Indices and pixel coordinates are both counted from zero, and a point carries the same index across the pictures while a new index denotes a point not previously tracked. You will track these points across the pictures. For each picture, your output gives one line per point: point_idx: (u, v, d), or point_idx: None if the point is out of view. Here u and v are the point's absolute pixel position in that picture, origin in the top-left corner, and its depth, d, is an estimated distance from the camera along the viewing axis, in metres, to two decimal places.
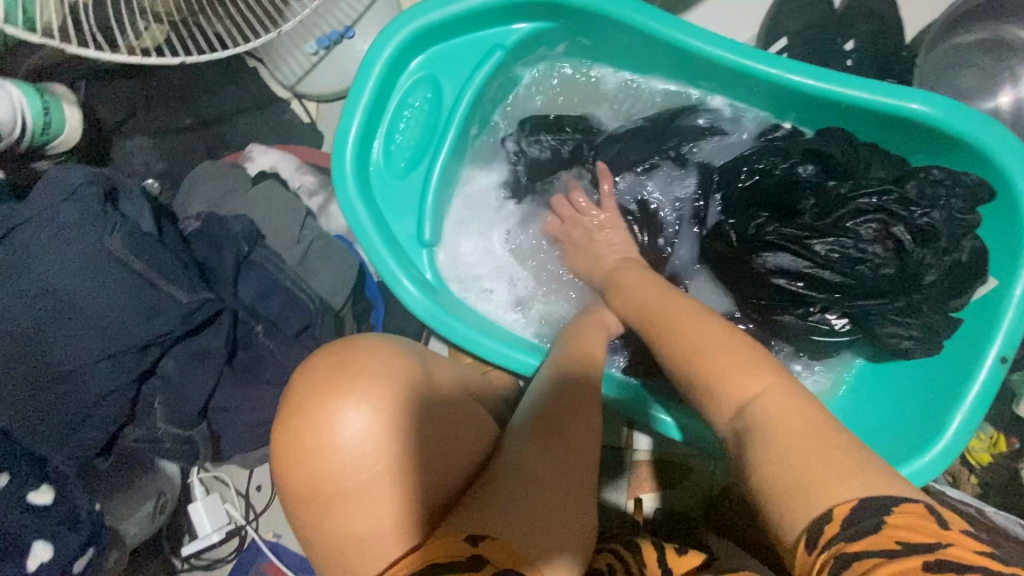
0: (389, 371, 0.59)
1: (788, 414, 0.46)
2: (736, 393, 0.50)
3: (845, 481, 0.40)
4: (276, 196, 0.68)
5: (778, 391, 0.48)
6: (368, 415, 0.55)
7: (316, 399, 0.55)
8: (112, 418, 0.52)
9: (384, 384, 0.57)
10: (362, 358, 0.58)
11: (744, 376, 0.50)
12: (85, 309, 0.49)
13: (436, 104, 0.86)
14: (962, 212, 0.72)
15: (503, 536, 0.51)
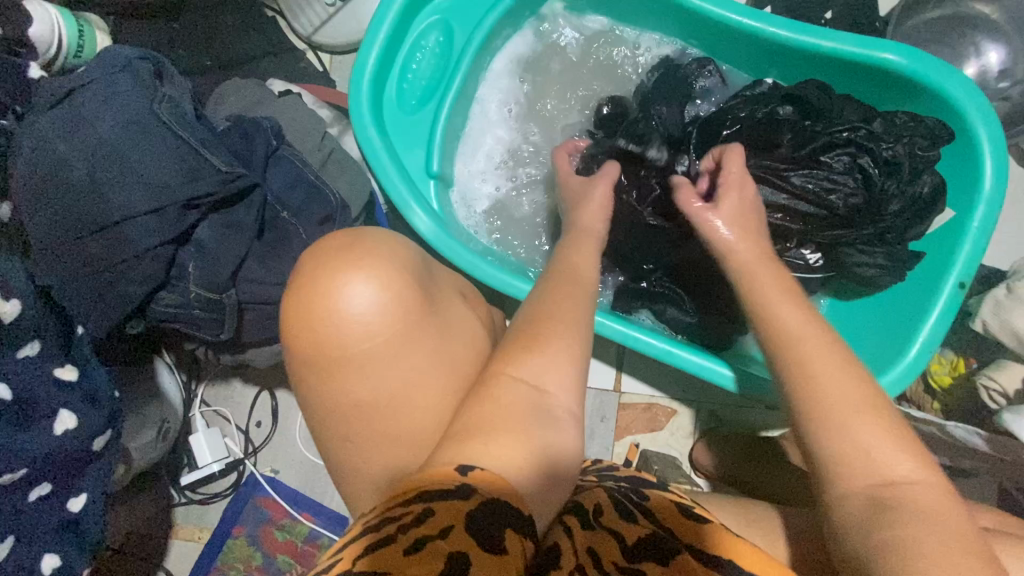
0: (397, 259, 0.57)
1: (925, 517, 0.46)
2: (883, 466, 0.50)
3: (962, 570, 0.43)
4: (301, 109, 0.74)
5: (929, 488, 0.49)
6: (377, 296, 0.55)
7: (326, 280, 0.54)
8: (149, 276, 0.56)
9: (396, 267, 0.57)
10: (370, 245, 0.57)
11: (901, 461, 0.50)
12: (136, 167, 0.54)
13: (447, 47, 0.92)
14: (924, 149, 0.79)
15: (493, 469, 0.50)
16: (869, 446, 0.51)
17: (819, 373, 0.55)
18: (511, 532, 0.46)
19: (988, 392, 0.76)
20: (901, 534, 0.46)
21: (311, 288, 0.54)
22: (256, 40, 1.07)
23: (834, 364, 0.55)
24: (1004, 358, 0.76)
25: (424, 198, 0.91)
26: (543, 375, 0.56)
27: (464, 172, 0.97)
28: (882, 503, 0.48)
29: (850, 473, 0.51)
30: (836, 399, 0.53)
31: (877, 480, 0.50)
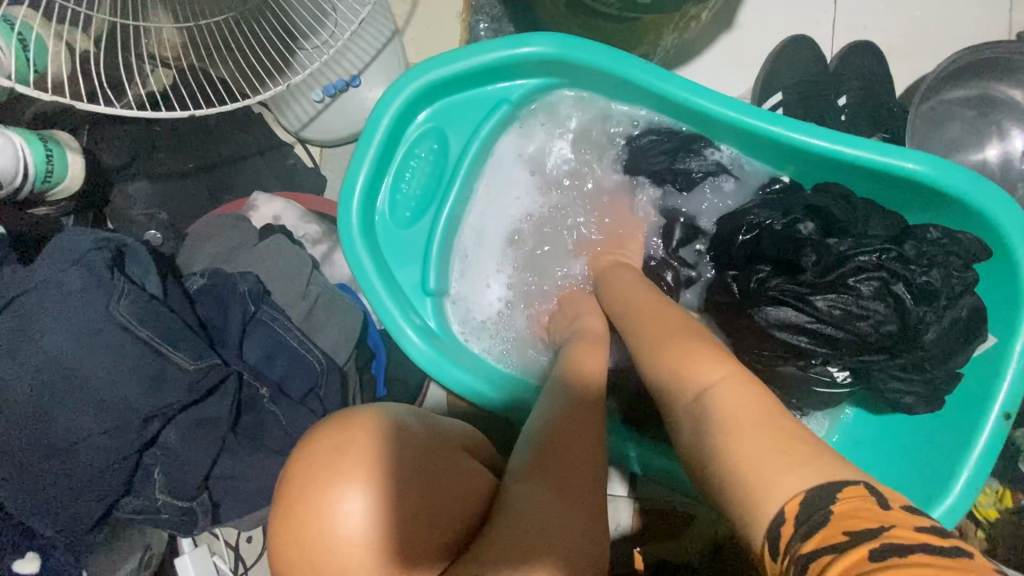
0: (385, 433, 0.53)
1: (740, 415, 0.49)
2: (700, 392, 0.53)
3: (787, 466, 0.44)
4: (284, 253, 0.68)
5: (737, 388, 0.52)
6: (375, 486, 0.50)
7: (320, 484, 0.48)
8: (109, 492, 0.50)
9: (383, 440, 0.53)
10: (360, 417, 0.53)
11: (705, 374, 0.54)
12: (90, 380, 0.48)
13: (442, 155, 0.87)
14: (960, 270, 0.73)
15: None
16: (688, 371, 0.56)
17: (651, 340, 0.63)
18: None
19: None
20: (733, 462, 0.47)
21: (305, 500, 0.49)
22: (239, 138, 1.02)
23: (674, 334, 0.62)
24: None
25: (420, 317, 0.85)
26: (562, 480, 0.57)
27: (462, 280, 0.92)
28: (700, 424, 0.52)
29: (675, 397, 0.56)
30: (664, 347, 0.61)
31: (689, 399, 0.54)
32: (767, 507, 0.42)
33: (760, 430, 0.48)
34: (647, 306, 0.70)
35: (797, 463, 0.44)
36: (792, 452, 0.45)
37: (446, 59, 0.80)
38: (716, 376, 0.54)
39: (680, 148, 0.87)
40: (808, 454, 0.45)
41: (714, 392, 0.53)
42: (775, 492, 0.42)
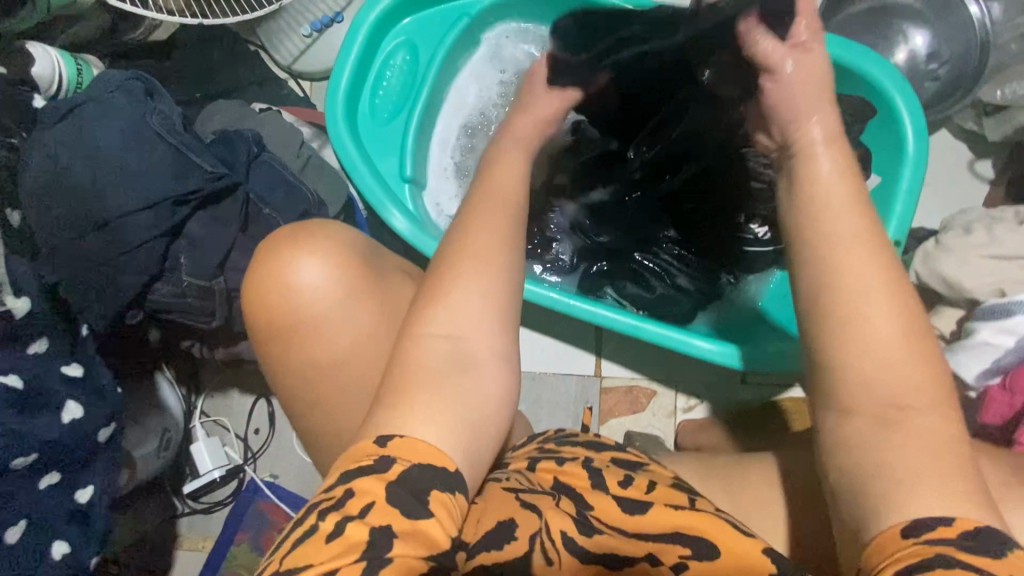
0: (335, 243, 0.63)
1: (928, 442, 0.49)
2: (896, 396, 0.50)
3: (946, 503, 0.46)
4: (278, 122, 0.81)
5: (937, 418, 0.50)
6: (324, 277, 0.61)
7: (274, 262, 0.61)
8: (147, 265, 0.63)
9: (333, 247, 0.63)
10: (316, 234, 0.63)
11: (915, 390, 0.50)
12: (131, 168, 0.61)
13: (414, 64, 1.01)
14: (849, 123, 0.87)
15: (409, 436, 0.51)
16: (881, 362, 0.51)
17: (861, 293, 0.52)
18: (435, 496, 0.50)
19: (927, 335, 0.80)
20: (892, 449, 0.49)
21: (263, 271, 0.61)
22: (240, 72, 1.16)
23: (885, 293, 0.52)
24: (940, 304, 0.80)
25: (400, 200, 0.98)
26: (463, 356, 0.55)
27: (437, 176, 1.05)
28: (888, 421, 0.50)
29: (852, 399, 0.52)
30: (861, 297, 0.52)
31: (888, 404, 0.50)
32: (900, 518, 0.47)
33: (938, 457, 0.48)
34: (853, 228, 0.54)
35: (955, 492, 0.47)
36: (950, 472, 0.48)
37: None
38: (926, 404, 0.50)
39: None
40: (961, 472, 0.48)
41: (892, 382, 0.51)
42: (915, 515, 0.46)
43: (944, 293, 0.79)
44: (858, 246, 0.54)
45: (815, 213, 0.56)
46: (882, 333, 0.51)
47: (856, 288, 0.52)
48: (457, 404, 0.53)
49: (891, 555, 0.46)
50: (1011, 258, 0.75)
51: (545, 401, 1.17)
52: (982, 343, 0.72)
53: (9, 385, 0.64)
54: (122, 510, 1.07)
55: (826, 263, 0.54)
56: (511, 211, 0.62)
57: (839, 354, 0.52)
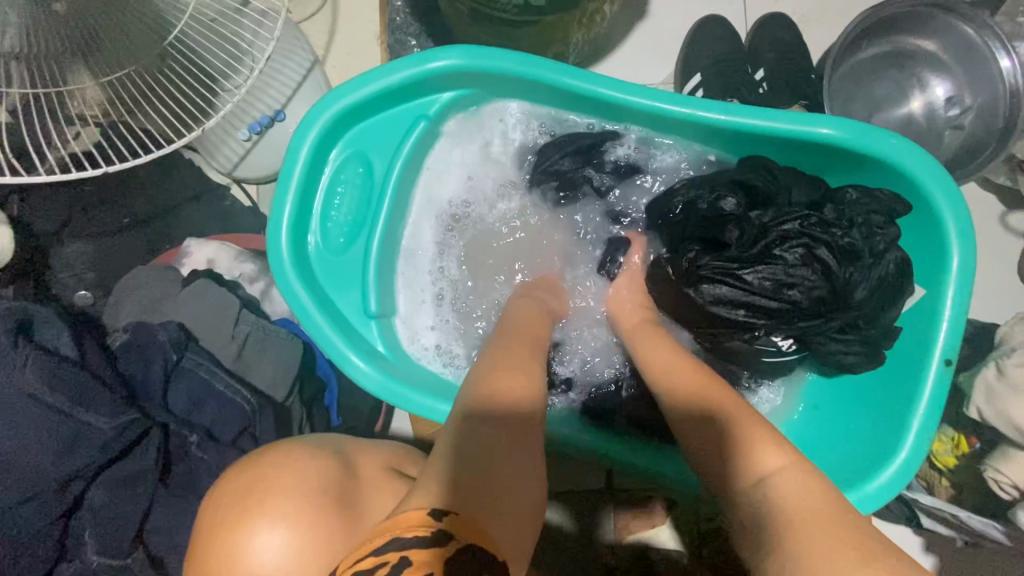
0: (304, 484, 0.53)
1: (819, 517, 0.48)
2: (762, 472, 0.53)
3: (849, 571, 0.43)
4: (206, 296, 0.67)
5: (807, 484, 0.51)
6: (295, 549, 0.49)
7: (235, 519, 0.50)
8: (42, 559, 0.53)
9: (305, 508, 0.51)
10: (294, 456, 0.56)
11: (765, 457, 0.54)
12: (15, 455, 0.53)
13: (369, 177, 0.87)
14: (882, 226, 0.74)
15: (466, 509, 0.43)
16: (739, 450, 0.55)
17: (706, 395, 0.61)
18: (489, 575, 0.40)
19: (998, 483, 0.69)
20: (781, 537, 0.47)
21: (218, 536, 0.49)
22: (173, 188, 1.02)
23: (696, 387, 0.63)
24: (1006, 444, 0.68)
25: (367, 342, 0.85)
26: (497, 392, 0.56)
27: (407, 299, 0.92)
28: (760, 506, 0.51)
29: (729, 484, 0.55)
30: (690, 395, 0.63)
31: (755, 482, 0.53)
32: None
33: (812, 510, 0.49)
34: (676, 358, 0.69)
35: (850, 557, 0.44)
36: (840, 534, 0.46)
37: (359, 84, 0.80)
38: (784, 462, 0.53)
39: (600, 142, 0.88)
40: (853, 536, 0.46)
41: (756, 461, 0.54)
42: None
43: (1012, 437, 0.66)
44: (683, 367, 0.66)
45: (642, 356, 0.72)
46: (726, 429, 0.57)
47: (706, 407, 0.59)
48: (506, 487, 0.47)
49: None
50: None
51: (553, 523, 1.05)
52: None
53: None
54: None
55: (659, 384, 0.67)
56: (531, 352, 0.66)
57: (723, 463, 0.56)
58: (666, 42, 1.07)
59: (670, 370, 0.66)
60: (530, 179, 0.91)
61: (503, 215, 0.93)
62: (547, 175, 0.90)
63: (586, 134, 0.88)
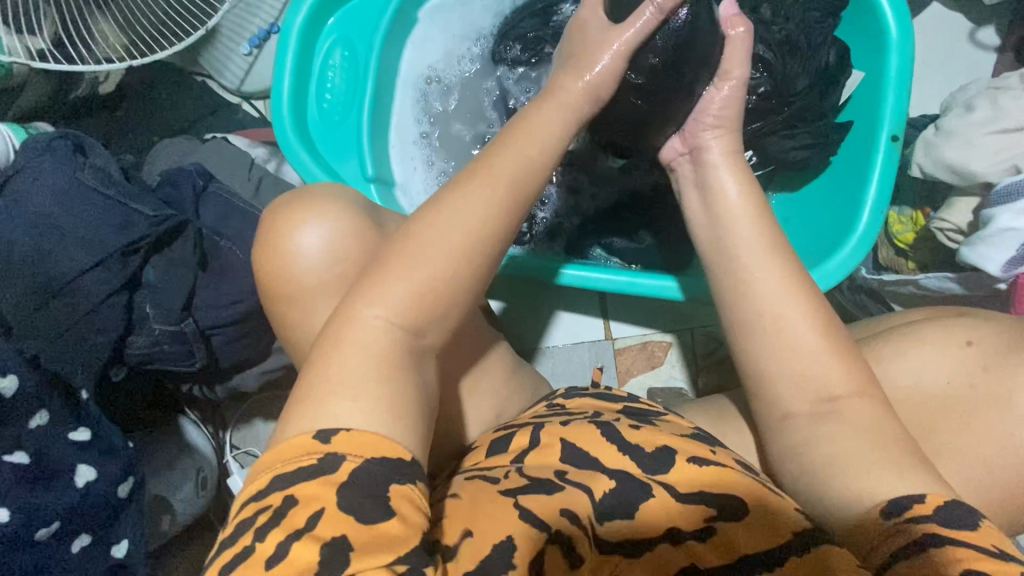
0: (334, 207, 0.66)
1: (860, 430, 0.57)
2: (826, 389, 0.59)
3: (913, 483, 0.53)
4: (223, 150, 0.81)
5: (863, 402, 0.58)
6: (325, 236, 0.64)
7: (287, 218, 0.65)
8: (113, 321, 0.66)
9: (341, 209, 0.66)
10: (318, 204, 0.66)
11: (837, 380, 0.59)
12: (78, 228, 0.64)
13: (354, 59, 0.98)
14: (818, 21, 0.80)
15: (353, 425, 0.49)
16: (800, 366, 0.60)
17: (779, 317, 0.61)
18: (395, 486, 0.47)
19: (943, 232, 0.73)
20: (834, 443, 0.57)
21: (275, 225, 0.65)
22: (193, 105, 1.15)
23: (799, 312, 0.60)
24: (952, 196, 0.72)
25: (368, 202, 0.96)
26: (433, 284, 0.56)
27: (402, 171, 1.03)
28: (825, 412, 0.58)
29: (788, 405, 0.60)
30: (795, 338, 0.60)
31: (821, 398, 0.59)
32: (871, 503, 0.53)
33: (874, 427, 0.57)
34: (771, 258, 0.63)
35: (907, 463, 0.54)
36: (890, 443, 0.56)
37: None
38: (852, 387, 0.59)
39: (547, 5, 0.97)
40: (897, 443, 0.56)
41: (825, 382, 0.59)
42: (884, 497, 0.53)
43: (953, 184, 0.71)
44: (755, 250, 0.64)
45: (736, 239, 0.65)
46: (795, 348, 0.60)
47: (731, 287, 0.64)
48: (388, 393, 0.51)
49: (878, 533, 0.51)
50: (1016, 130, 0.68)
51: (560, 374, 1.14)
52: (1003, 231, 0.65)
53: (16, 463, 0.64)
54: (157, 554, 1.02)
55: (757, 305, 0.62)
56: (504, 182, 0.61)
57: (776, 391, 0.61)
58: None
59: (719, 240, 0.67)
60: (495, 43, 1.00)
61: (477, 82, 1.01)
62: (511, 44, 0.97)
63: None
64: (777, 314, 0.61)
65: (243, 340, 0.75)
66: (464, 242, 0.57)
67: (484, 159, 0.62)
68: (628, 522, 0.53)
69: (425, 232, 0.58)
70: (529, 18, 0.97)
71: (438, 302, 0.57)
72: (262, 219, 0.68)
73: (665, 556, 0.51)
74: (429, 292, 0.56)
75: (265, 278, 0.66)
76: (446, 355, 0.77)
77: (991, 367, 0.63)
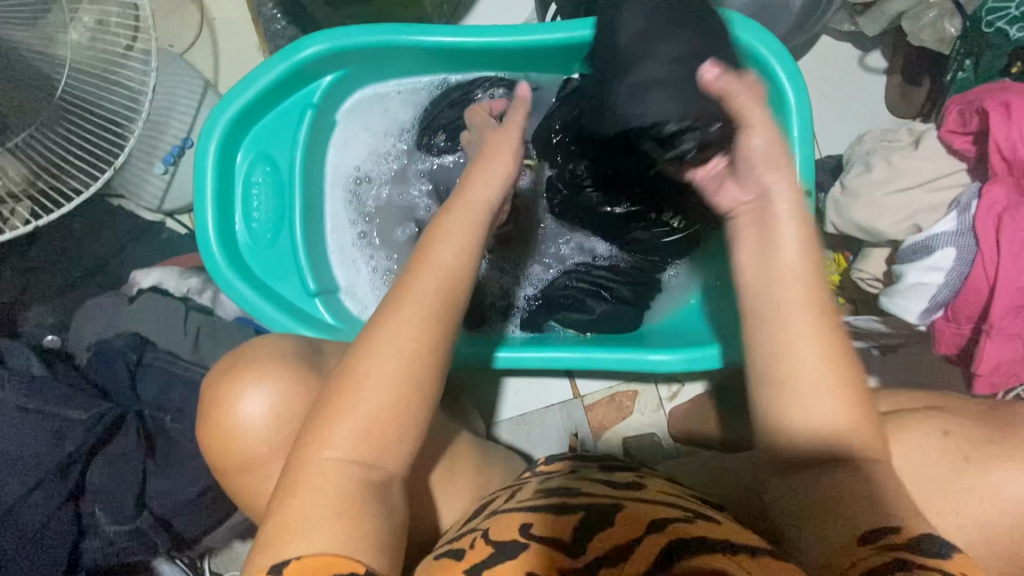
0: (273, 360, 0.64)
1: (865, 469, 0.54)
2: (838, 427, 0.55)
3: (902, 516, 0.50)
4: (152, 306, 0.78)
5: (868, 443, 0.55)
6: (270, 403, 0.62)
7: (229, 381, 0.63)
8: (64, 530, 0.70)
9: (279, 366, 0.64)
10: (256, 360, 0.65)
11: (848, 425, 0.55)
12: (19, 451, 0.70)
13: (278, 173, 0.95)
14: None
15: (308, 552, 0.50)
16: (815, 406, 0.55)
17: (803, 358, 0.56)
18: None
19: (864, 280, 0.78)
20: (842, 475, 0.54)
21: (218, 391, 0.64)
22: (114, 232, 1.10)
23: (824, 351, 0.56)
24: (866, 247, 0.78)
25: (316, 317, 0.94)
26: (380, 433, 0.56)
27: (344, 275, 1.02)
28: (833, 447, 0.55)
29: (797, 433, 0.56)
30: (819, 373, 0.56)
31: (825, 435, 0.55)
32: (864, 529, 0.50)
33: (876, 467, 0.54)
34: None
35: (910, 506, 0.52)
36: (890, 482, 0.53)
37: (242, 89, 0.88)
38: (864, 430, 0.55)
39: (465, 92, 0.98)
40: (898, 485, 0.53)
41: (842, 416, 0.55)
42: (882, 528, 0.50)
43: (864, 238, 0.76)
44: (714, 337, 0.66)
45: None
46: (815, 389, 0.56)
47: (757, 322, 0.59)
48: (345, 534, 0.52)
49: (856, 559, 0.48)
50: (917, 187, 0.73)
51: (537, 439, 1.15)
52: (913, 285, 0.70)
53: None
54: None
55: (786, 350, 0.57)
56: (448, 320, 0.61)
57: (788, 420, 0.57)
58: None
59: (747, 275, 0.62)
60: (421, 135, 1.00)
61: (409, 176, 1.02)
62: (441, 138, 0.99)
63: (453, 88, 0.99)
64: (811, 350, 0.56)
65: (204, 505, 0.73)
66: (418, 389, 0.58)
67: (426, 297, 0.61)
68: (608, 535, 0.51)
69: (368, 376, 0.57)
70: (451, 110, 0.98)
71: (390, 444, 0.56)
72: (207, 380, 0.66)
73: (652, 541, 0.50)
74: (380, 436, 0.56)
75: (212, 442, 0.64)
76: (417, 478, 0.76)
77: (973, 456, 0.63)
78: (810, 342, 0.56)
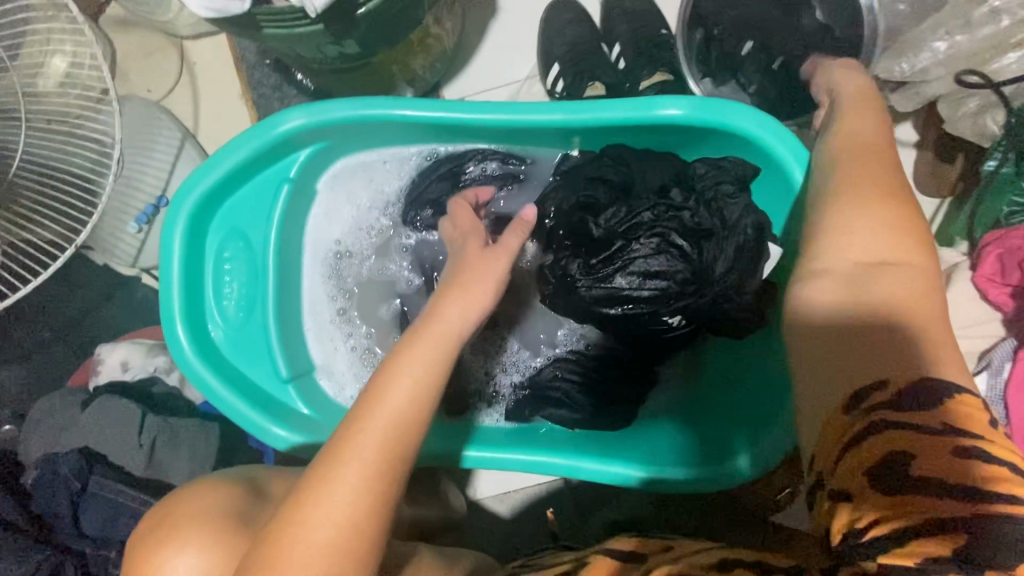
0: (207, 517, 0.63)
1: (902, 301, 0.47)
2: (877, 275, 0.49)
3: (954, 389, 0.42)
4: (107, 413, 0.82)
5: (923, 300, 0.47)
6: (197, 563, 0.60)
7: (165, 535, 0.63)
8: None
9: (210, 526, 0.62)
10: (190, 513, 0.64)
11: (896, 272, 0.48)
12: None
13: (251, 250, 0.89)
14: (732, 193, 0.78)
15: None
16: (864, 247, 0.50)
17: (860, 195, 0.53)
18: None
19: None
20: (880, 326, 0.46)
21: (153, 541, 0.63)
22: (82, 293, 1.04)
23: (893, 209, 0.52)
24: None
25: (287, 407, 0.88)
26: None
27: (321, 354, 0.96)
28: (867, 280, 0.48)
29: (831, 281, 0.50)
30: (877, 229, 0.51)
31: (861, 276, 0.49)
32: (886, 388, 0.43)
33: (918, 313, 0.46)
34: None
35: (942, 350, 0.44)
36: (934, 333, 0.45)
37: (211, 166, 0.82)
38: (906, 273, 0.48)
39: (454, 165, 0.91)
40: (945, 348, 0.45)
41: (879, 262, 0.49)
42: (926, 403, 0.42)
43: None
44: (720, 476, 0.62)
45: None
46: (872, 250, 0.50)
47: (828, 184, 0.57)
48: None
49: (879, 464, 0.41)
50: None
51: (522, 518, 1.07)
52: None
53: None
54: None
55: (851, 201, 0.53)
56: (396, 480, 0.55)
57: (819, 271, 0.52)
58: (505, 49, 1.04)
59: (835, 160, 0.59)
60: (407, 209, 0.94)
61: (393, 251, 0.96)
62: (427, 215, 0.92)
63: (443, 160, 0.92)
64: (860, 194, 0.53)
65: None
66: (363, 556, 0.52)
67: (383, 451, 0.55)
68: None
69: (300, 536, 0.52)
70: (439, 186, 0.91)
71: None
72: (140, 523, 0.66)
73: None
74: None
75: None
76: None
77: None
78: (872, 207, 0.52)
